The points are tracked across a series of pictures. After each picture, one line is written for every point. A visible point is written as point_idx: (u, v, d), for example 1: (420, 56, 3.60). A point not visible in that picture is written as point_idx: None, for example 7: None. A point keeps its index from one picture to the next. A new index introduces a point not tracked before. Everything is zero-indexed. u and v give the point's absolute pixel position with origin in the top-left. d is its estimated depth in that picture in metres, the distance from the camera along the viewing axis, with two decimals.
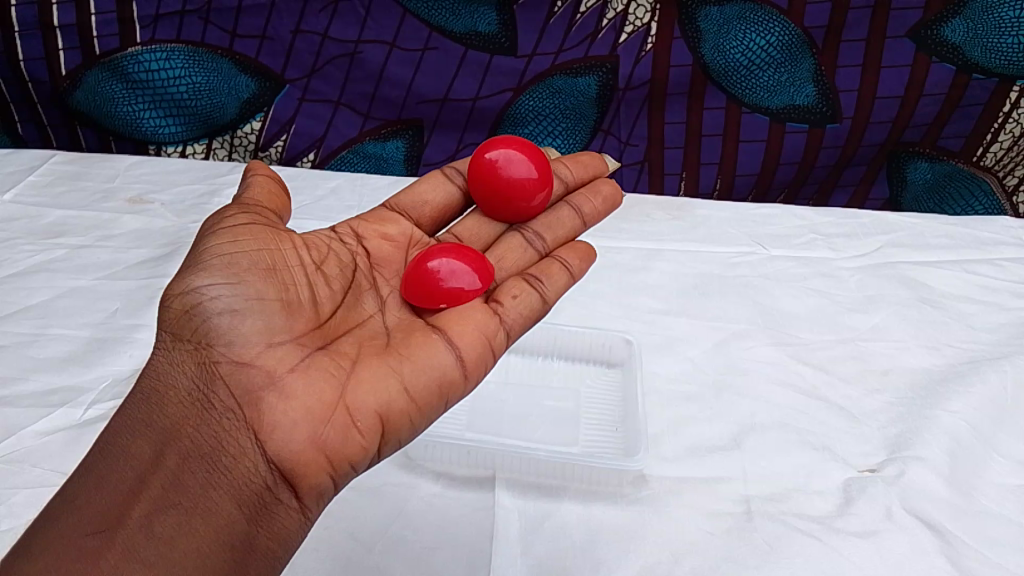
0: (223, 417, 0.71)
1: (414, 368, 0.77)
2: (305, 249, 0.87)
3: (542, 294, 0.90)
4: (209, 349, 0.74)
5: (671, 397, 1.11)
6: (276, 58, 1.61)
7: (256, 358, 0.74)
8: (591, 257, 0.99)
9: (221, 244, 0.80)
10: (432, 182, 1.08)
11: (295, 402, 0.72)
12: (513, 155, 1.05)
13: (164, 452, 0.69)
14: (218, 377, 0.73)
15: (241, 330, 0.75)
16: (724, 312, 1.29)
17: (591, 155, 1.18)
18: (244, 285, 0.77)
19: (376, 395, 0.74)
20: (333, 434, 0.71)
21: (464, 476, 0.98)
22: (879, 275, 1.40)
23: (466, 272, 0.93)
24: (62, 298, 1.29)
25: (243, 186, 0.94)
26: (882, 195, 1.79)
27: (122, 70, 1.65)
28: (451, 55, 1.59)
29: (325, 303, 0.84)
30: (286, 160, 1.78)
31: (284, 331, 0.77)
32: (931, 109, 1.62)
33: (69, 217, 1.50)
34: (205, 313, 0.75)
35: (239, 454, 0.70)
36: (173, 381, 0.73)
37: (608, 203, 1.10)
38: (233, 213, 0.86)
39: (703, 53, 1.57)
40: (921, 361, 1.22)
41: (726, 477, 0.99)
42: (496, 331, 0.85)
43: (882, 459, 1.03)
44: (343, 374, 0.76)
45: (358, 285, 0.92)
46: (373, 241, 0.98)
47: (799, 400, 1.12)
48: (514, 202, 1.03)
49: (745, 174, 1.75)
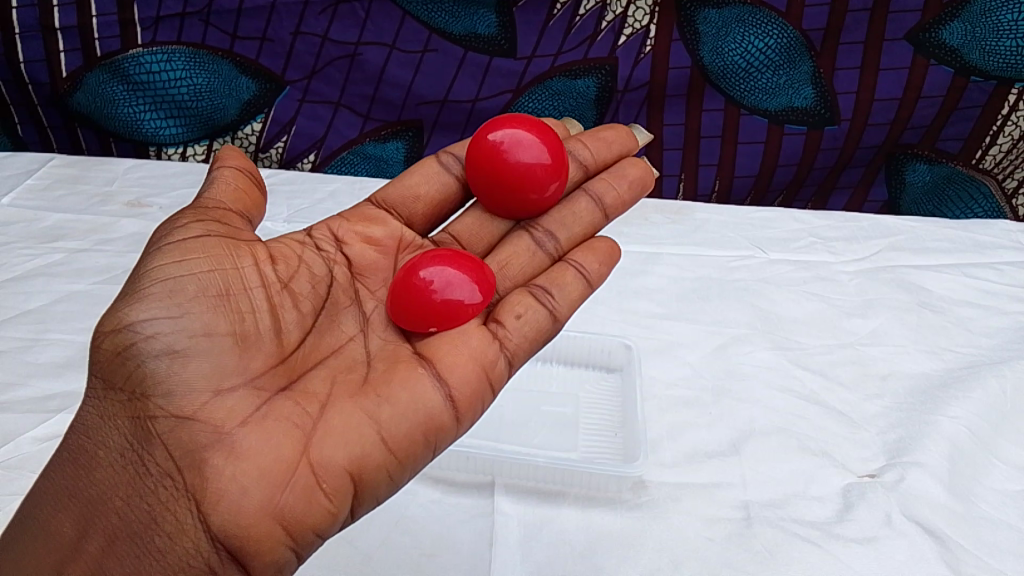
0: (158, 485, 0.69)
1: (393, 413, 0.73)
2: (268, 263, 0.84)
3: (552, 311, 0.88)
4: (145, 401, 0.71)
5: (671, 402, 1.11)
6: (277, 60, 1.61)
7: (200, 411, 0.70)
8: (614, 257, 0.98)
9: (165, 265, 0.77)
10: (427, 171, 1.06)
11: (248, 465, 0.68)
12: (522, 136, 1.03)
13: (87, 533, 0.68)
14: (155, 434, 0.70)
15: (184, 377, 0.71)
16: (723, 316, 1.29)
17: (617, 130, 1.16)
18: (188, 319, 0.74)
19: (346, 447, 0.70)
20: (291, 500, 0.67)
21: (464, 482, 0.98)
22: (878, 279, 1.41)
23: (463, 285, 0.91)
24: (60, 303, 1.29)
25: (209, 179, 0.92)
26: (881, 198, 1.79)
27: (122, 72, 1.65)
28: (450, 57, 1.59)
29: (291, 332, 0.81)
30: (286, 162, 1.78)
31: (236, 373, 0.74)
32: (928, 112, 1.62)
33: (67, 220, 1.50)
34: (140, 356, 0.72)
35: (177, 530, 0.67)
36: (103, 440, 0.72)
37: (634, 186, 1.08)
38: (186, 221, 0.84)
39: (701, 56, 1.57)
40: (920, 366, 1.22)
41: (725, 483, 0.99)
42: (496, 359, 0.82)
43: (881, 465, 1.03)
44: (310, 426, 0.72)
45: (336, 303, 0.89)
46: (355, 246, 0.97)
47: (799, 405, 1.12)
48: (527, 194, 1.01)
49: (743, 176, 1.75)
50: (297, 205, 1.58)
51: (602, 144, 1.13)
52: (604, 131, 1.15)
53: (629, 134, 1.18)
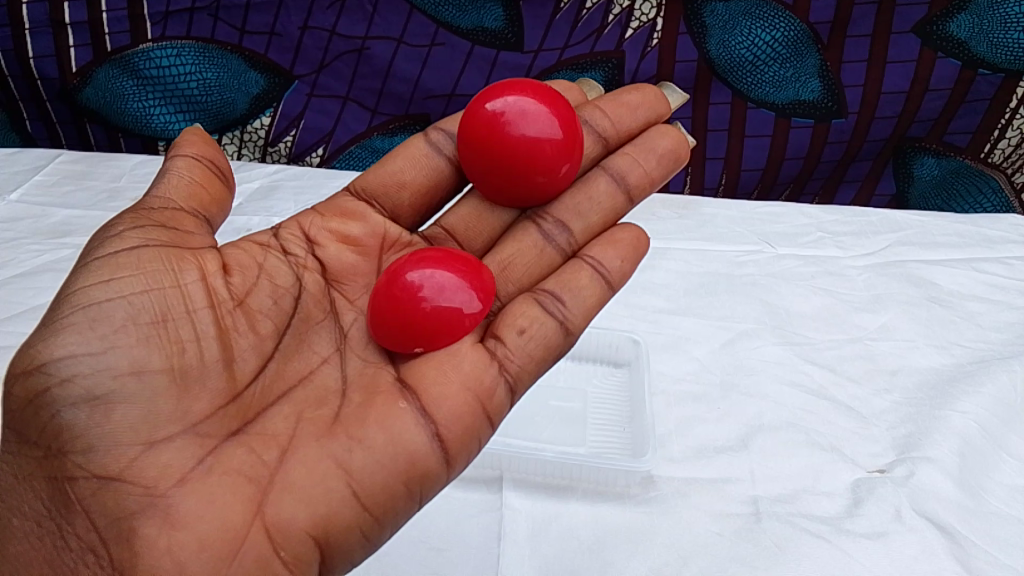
0: (80, 561, 0.69)
1: (367, 459, 0.72)
2: (214, 278, 0.84)
3: (562, 322, 0.87)
4: (64, 459, 0.71)
5: (679, 397, 1.10)
6: (285, 54, 1.61)
7: (126, 469, 0.70)
8: (642, 247, 0.97)
9: (93, 293, 0.77)
10: (409, 157, 1.04)
11: (186, 535, 0.66)
12: (527, 107, 0.99)
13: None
14: (75, 497, 0.70)
15: (107, 428, 0.71)
16: (731, 311, 1.29)
17: (641, 95, 1.14)
18: (114, 357, 0.73)
19: (309, 506, 0.69)
20: (241, 571, 0.66)
21: (471, 477, 0.97)
22: (887, 273, 1.40)
23: (457, 290, 0.90)
24: None
25: (163, 170, 0.93)
26: (889, 191, 1.79)
27: (133, 67, 1.65)
28: (457, 51, 1.59)
29: (247, 363, 0.81)
30: (294, 156, 1.78)
31: (174, 421, 0.73)
32: (936, 104, 1.61)
33: (75, 217, 1.50)
34: (56, 408, 0.71)
35: None
36: (22, 502, 0.72)
37: (662, 162, 1.07)
38: (125, 228, 0.85)
39: (708, 49, 1.57)
40: (930, 360, 1.21)
41: (734, 478, 0.98)
42: (494, 385, 0.80)
43: (891, 460, 1.02)
44: (266, 480, 0.71)
45: (307, 317, 0.90)
46: (333, 248, 0.98)
47: (808, 400, 1.11)
48: (535, 176, 0.99)
49: (750, 170, 1.75)
50: (303, 201, 1.59)
51: (622, 112, 1.12)
52: (626, 96, 1.13)
53: (655, 96, 1.16)
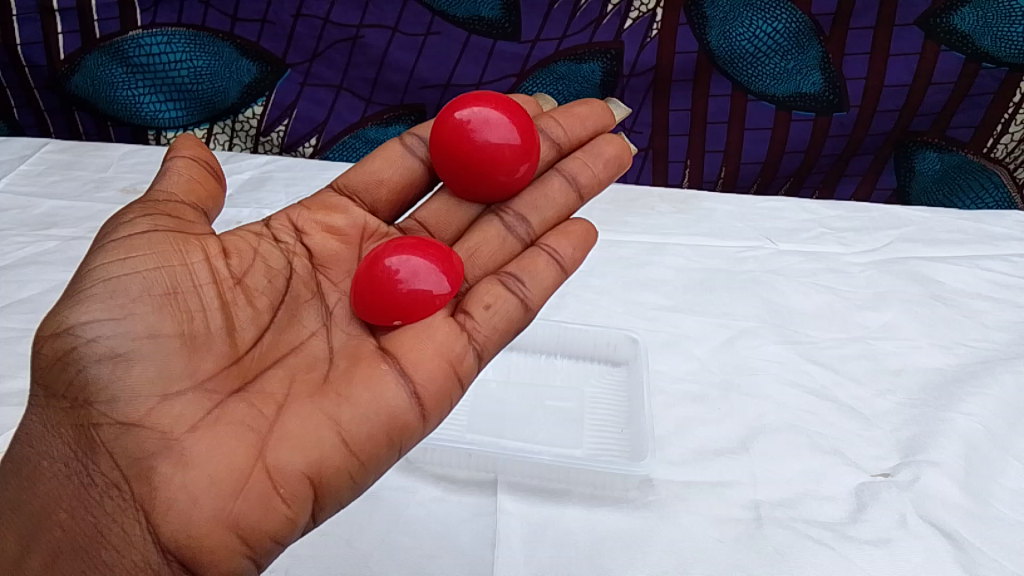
0: (104, 495, 0.68)
1: (356, 411, 0.73)
2: (219, 259, 0.83)
3: (523, 300, 0.87)
4: (89, 408, 0.70)
5: (678, 397, 1.08)
6: (278, 41, 1.57)
7: (147, 417, 0.70)
8: (591, 238, 0.97)
9: (109, 265, 0.76)
10: (388, 157, 1.02)
11: (198, 474, 0.67)
12: (490, 115, 1.00)
13: (30, 548, 0.68)
14: (99, 441, 0.69)
15: (128, 382, 0.71)
16: (731, 309, 1.27)
17: (592, 105, 1.12)
18: (132, 320, 0.73)
19: (304, 452, 0.70)
20: (246, 507, 0.67)
21: (465, 480, 0.95)
22: (890, 271, 1.38)
23: (430, 273, 0.90)
24: (53, 292, 1.26)
25: (162, 170, 0.90)
26: (890, 186, 1.76)
27: (122, 54, 1.62)
28: (453, 40, 1.55)
29: (245, 331, 0.80)
30: (286, 146, 1.74)
31: (185, 377, 0.73)
32: (939, 98, 1.59)
33: (61, 207, 1.47)
34: (82, 361, 0.71)
35: (125, 542, 0.66)
36: (45, 451, 0.71)
37: (612, 164, 1.06)
38: (134, 216, 0.83)
39: (708, 40, 1.54)
40: (934, 360, 1.19)
41: (734, 481, 0.96)
42: (463, 352, 0.82)
43: (895, 464, 1.00)
44: (265, 429, 0.71)
45: (297, 297, 0.88)
46: (317, 237, 0.95)
47: (810, 401, 1.09)
48: (497, 177, 0.99)
49: (750, 163, 1.72)
50: (294, 192, 1.56)
51: (574, 120, 1.10)
52: (577, 107, 1.12)
53: (605, 109, 1.14)
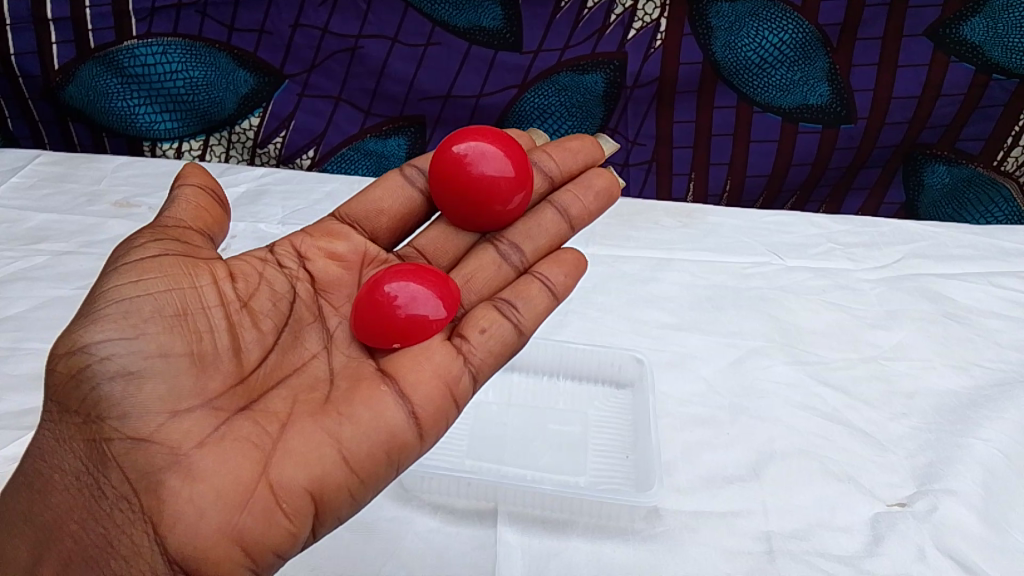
0: (115, 507, 0.68)
1: (356, 431, 0.72)
2: (226, 282, 0.82)
3: (516, 324, 0.86)
4: (100, 423, 0.69)
5: (684, 421, 1.04)
6: (276, 52, 1.55)
7: (156, 432, 0.69)
8: (581, 268, 0.96)
9: (122, 287, 0.76)
10: (388, 187, 1.03)
11: (205, 487, 0.66)
12: (486, 149, 1.02)
13: (42, 557, 0.68)
14: (110, 456, 0.69)
15: (139, 399, 0.70)
16: (738, 327, 1.23)
17: (583, 141, 1.16)
18: (143, 340, 0.72)
19: (306, 468, 0.69)
20: (250, 520, 0.66)
21: (464, 510, 0.91)
22: (900, 288, 1.34)
23: (427, 298, 0.89)
24: (41, 309, 1.22)
25: (170, 198, 0.89)
26: (899, 199, 1.72)
27: (117, 65, 1.58)
28: (454, 50, 1.52)
29: (251, 352, 0.79)
30: (284, 158, 1.71)
31: (193, 395, 0.72)
32: (948, 110, 1.56)
33: (52, 221, 1.44)
34: (95, 378, 0.70)
35: (132, 553, 0.66)
36: (58, 464, 0.70)
37: (601, 197, 1.07)
38: (145, 241, 0.82)
39: (713, 51, 1.51)
40: (948, 382, 1.15)
41: (745, 511, 0.92)
42: (460, 374, 0.80)
43: (912, 492, 0.96)
44: (269, 445, 0.71)
45: (299, 319, 0.87)
46: (319, 261, 0.94)
47: (822, 424, 1.05)
48: (491, 207, 1.00)
49: (755, 176, 1.68)
50: (291, 205, 1.52)
51: (566, 155, 1.12)
52: (568, 142, 1.15)
53: (595, 144, 1.17)
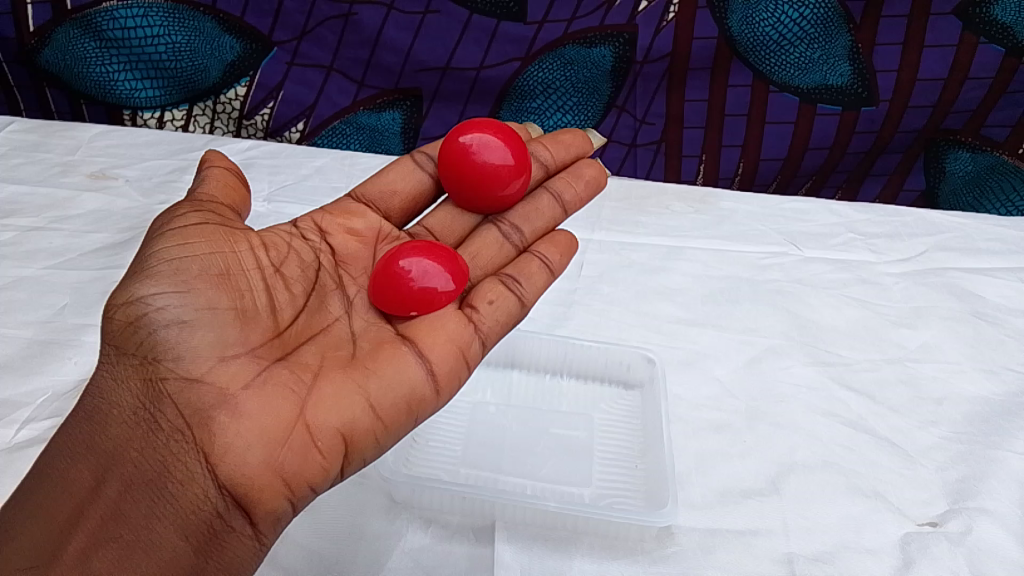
0: (170, 439, 0.67)
1: (381, 383, 0.72)
2: (263, 250, 0.82)
3: (520, 297, 0.85)
4: (156, 364, 0.69)
5: (697, 427, 0.97)
6: (264, 18, 1.45)
7: (207, 374, 0.69)
8: (572, 249, 0.94)
9: (169, 248, 0.75)
10: (401, 170, 1.00)
11: (250, 423, 0.67)
12: (490, 139, 0.98)
13: (104, 479, 0.66)
14: (165, 395, 0.68)
15: (192, 345, 0.69)
16: (754, 323, 1.15)
17: (574, 133, 1.11)
18: (193, 294, 0.72)
19: (339, 412, 0.69)
20: (290, 455, 0.66)
21: (459, 525, 0.83)
22: (925, 283, 1.26)
23: (439, 272, 0.87)
24: (4, 291, 1.12)
25: (197, 178, 0.88)
26: (918, 187, 1.63)
27: (95, 28, 1.48)
28: (453, 20, 1.43)
29: (285, 311, 0.79)
30: (271, 131, 1.61)
31: (239, 343, 0.72)
32: (975, 95, 1.47)
33: (21, 193, 1.34)
34: (151, 324, 0.70)
35: (186, 479, 0.65)
36: (116, 400, 0.69)
37: (592, 185, 1.03)
38: (185, 210, 0.81)
39: (729, 26, 1.41)
40: (978, 388, 1.08)
41: (765, 530, 0.84)
42: (471, 340, 0.80)
43: (943, 511, 0.89)
44: (304, 391, 0.71)
45: (323, 286, 0.85)
46: (338, 236, 0.92)
47: (845, 433, 0.98)
48: (491, 191, 0.96)
49: (769, 159, 1.59)
50: (278, 180, 1.43)
51: (558, 145, 1.07)
52: (561, 133, 1.10)
53: (588, 137, 1.12)
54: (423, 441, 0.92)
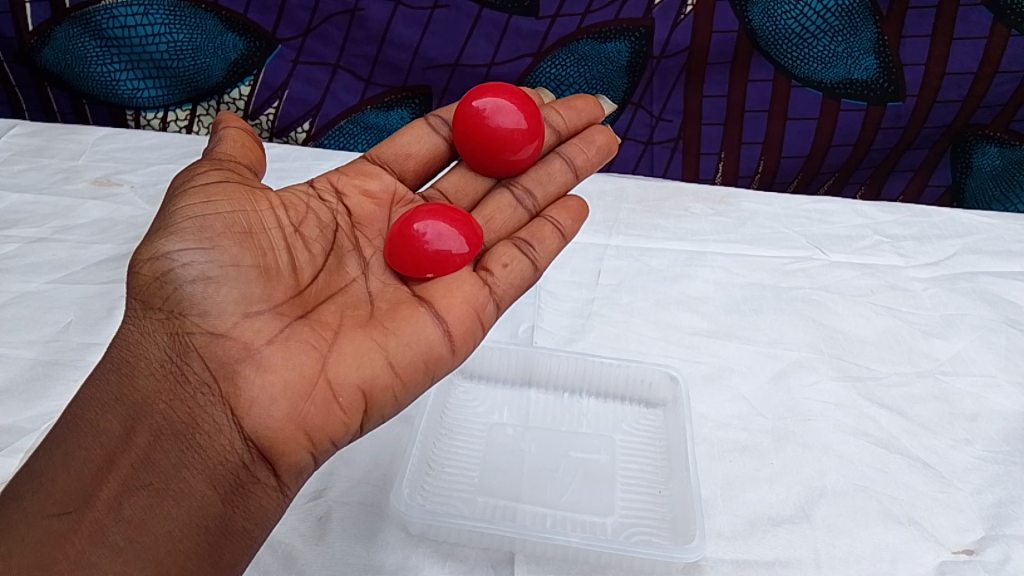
0: (197, 392, 0.66)
1: (399, 342, 0.71)
2: (282, 209, 0.80)
3: (534, 261, 0.83)
4: (182, 318, 0.68)
5: (722, 449, 0.93)
6: (267, 14, 1.40)
7: (233, 329, 0.68)
8: (584, 215, 0.92)
9: (193, 206, 0.73)
10: (416, 133, 0.98)
11: (275, 377, 0.66)
12: (503, 103, 0.96)
13: (133, 428, 0.64)
14: (192, 349, 0.67)
15: (217, 301, 0.68)
16: (779, 335, 1.11)
17: (586, 98, 1.08)
18: (218, 251, 0.70)
19: (359, 368, 0.69)
20: (312, 410, 0.66)
21: (477, 559, 0.80)
22: (955, 289, 1.21)
23: (453, 235, 0.85)
24: (8, 307, 1.09)
25: (213, 138, 0.86)
26: (944, 182, 1.57)
27: (95, 26, 1.44)
28: (463, 14, 1.38)
29: (305, 269, 0.77)
30: (276, 131, 1.57)
31: (263, 300, 0.70)
32: (1005, 88, 1.42)
33: (24, 202, 1.30)
34: (177, 280, 0.68)
35: (214, 430, 0.64)
36: (143, 352, 0.67)
37: (603, 152, 1.01)
38: (205, 169, 0.79)
39: (750, 18, 1.36)
40: (1013, 403, 1.03)
41: (795, 561, 0.81)
42: (485, 303, 0.78)
43: (980, 538, 0.86)
44: (325, 347, 0.70)
45: (341, 247, 0.83)
46: (354, 198, 0.90)
47: (876, 454, 0.94)
48: (503, 155, 0.95)
49: (791, 157, 1.54)
50: (286, 185, 1.39)
51: (571, 112, 1.05)
52: (573, 100, 1.07)
53: (599, 102, 1.10)
54: (437, 467, 0.88)
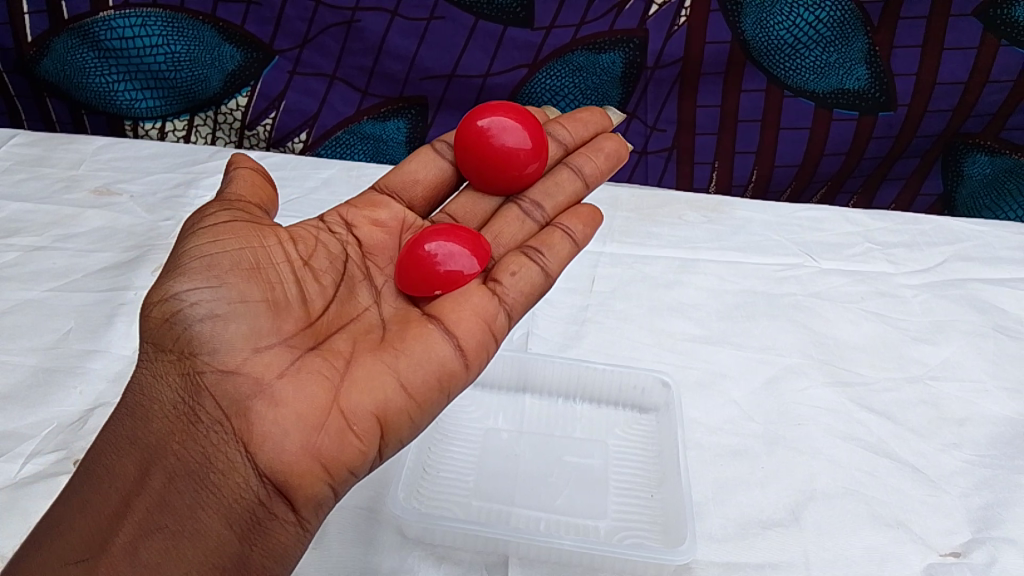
0: (210, 430, 0.67)
1: (410, 362, 0.72)
2: (292, 244, 0.81)
3: (544, 268, 0.84)
4: (193, 358, 0.69)
5: (715, 454, 0.94)
6: (265, 25, 1.42)
7: (243, 365, 0.69)
8: (597, 220, 0.92)
9: (202, 245, 0.75)
10: (423, 159, 1.00)
11: (288, 411, 0.67)
12: (507, 121, 0.98)
13: (147, 471, 0.65)
14: (203, 388, 0.68)
15: (226, 338, 0.69)
16: (771, 340, 1.12)
17: (591, 110, 1.10)
18: (226, 288, 0.72)
19: (372, 394, 0.69)
20: (326, 440, 0.67)
21: (471, 562, 0.81)
22: (946, 296, 1.23)
23: (463, 255, 0.87)
24: (9, 315, 1.10)
25: (224, 180, 0.87)
26: (936, 190, 1.59)
27: (93, 37, 1.46)
28: (459, 26, 1.40)
29: (315, 300, 0.79)
30: (274, 142, 1.58)
31: (272, 333, 0.72)
32: (995, 98, 1.44)
33: (25, 210, 1.32)
34: (186, 321, 0.70)
35: (228, 468, 0.65)
36: (155, 395, 0.69)
37: (613, 158, 1.02)
38: (214, 210, 0.81)
39: (742, 29, 1.38)
40: (1002, 408, 1.05)
41: (785, 563, 0.82)
42: (496, 313, 0.79)
43: (967, 540, 0.87)
44: (337, 377, 0.71)
45: (351, 277, 0.85)
46: (364, 228, 0.92)
47: (866, 458, 0.95)
48: (509, 171, 0.96)
49: (784, 166, 1.55)
50: (285, 194, 1.40)
51: (576, 123, 1.07)
52: (579, 112, 1.09)
53: (605, 113, 1.12)
54: (433, 472, 0.90)
